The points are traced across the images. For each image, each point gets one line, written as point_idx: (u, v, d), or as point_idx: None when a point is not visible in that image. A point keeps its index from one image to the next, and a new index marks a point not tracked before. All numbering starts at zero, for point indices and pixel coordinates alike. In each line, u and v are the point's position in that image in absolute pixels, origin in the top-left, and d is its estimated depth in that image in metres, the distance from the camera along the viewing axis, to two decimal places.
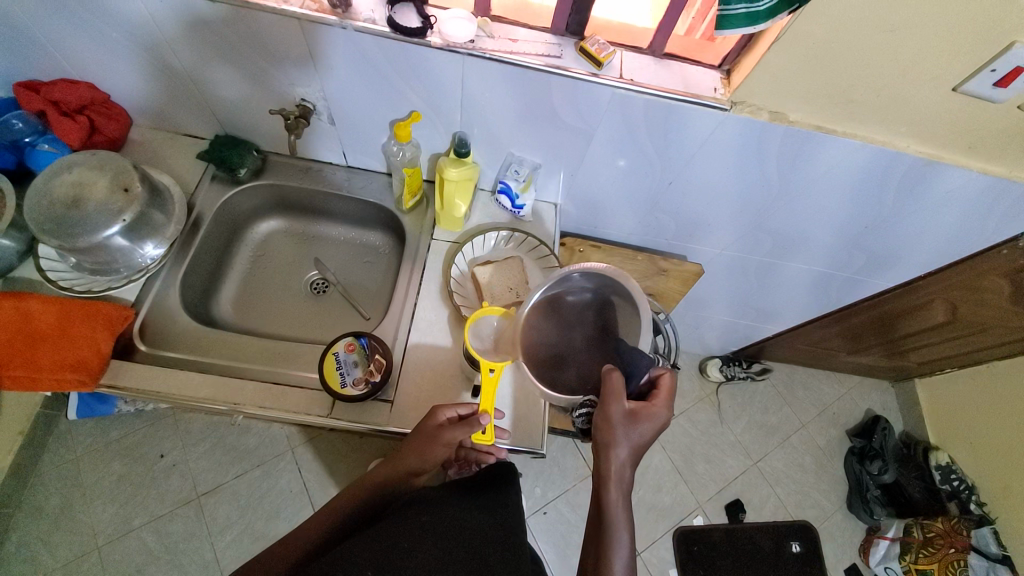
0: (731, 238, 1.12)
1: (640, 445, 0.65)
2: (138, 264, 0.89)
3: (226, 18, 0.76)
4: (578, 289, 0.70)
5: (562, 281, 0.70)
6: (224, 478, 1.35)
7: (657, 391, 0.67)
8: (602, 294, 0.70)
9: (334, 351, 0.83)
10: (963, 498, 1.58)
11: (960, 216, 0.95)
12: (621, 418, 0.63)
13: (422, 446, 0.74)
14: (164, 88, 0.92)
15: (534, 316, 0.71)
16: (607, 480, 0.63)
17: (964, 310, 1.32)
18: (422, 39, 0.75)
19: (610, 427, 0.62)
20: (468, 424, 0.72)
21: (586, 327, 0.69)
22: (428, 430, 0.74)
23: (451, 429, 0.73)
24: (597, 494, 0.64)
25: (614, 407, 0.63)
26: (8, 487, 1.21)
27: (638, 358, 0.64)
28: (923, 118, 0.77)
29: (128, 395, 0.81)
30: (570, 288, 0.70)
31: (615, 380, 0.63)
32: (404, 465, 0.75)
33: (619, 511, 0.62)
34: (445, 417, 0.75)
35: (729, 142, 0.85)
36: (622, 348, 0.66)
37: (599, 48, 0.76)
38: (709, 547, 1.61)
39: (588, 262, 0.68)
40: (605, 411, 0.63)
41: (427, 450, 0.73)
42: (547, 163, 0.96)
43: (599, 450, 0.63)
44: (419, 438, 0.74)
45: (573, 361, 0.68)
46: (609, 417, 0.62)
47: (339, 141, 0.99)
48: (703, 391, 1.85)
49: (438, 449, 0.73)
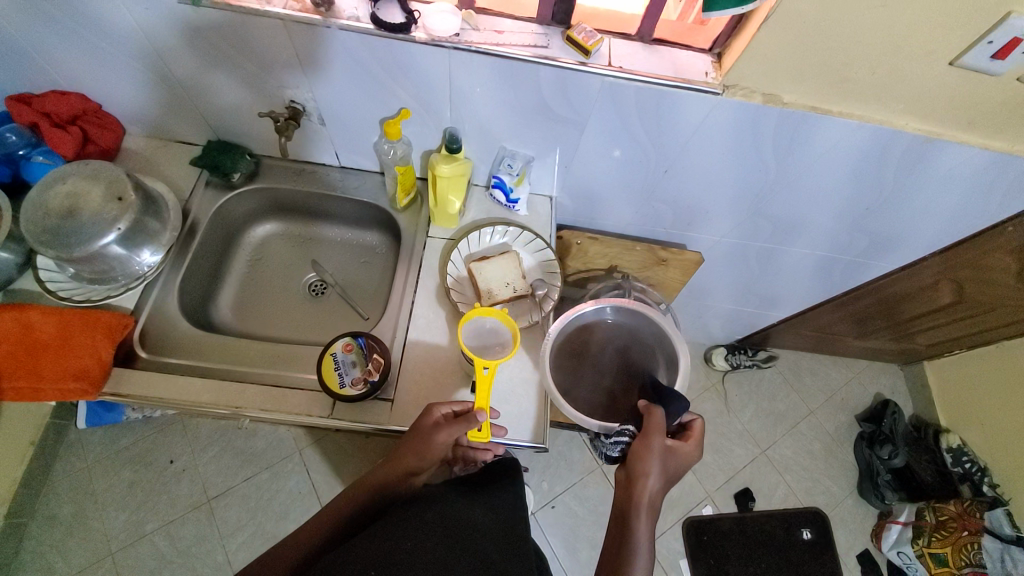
0: (731, 226, 1.11)
1: (670, 477, 0.70)
2: (135, 271, 0.89)
3: (211, 22, 0.76)
4: (614, 322, 0.89)
5: (603, 314, 0.89)
6: (234, 481, 1.45)
7: (690, 433, 0.75)
8: (634, 327, 0.88)
9: (332, 351, 0.81)
10: (975, 480, 1.56)
11: (961, 195, 0.94)
12: (660, 451, 0.69)
13: (419, 445, 0.74)
14: (155, 95, 0.93)
15: (572, 332, 0.88)
16: (636, 505, 0.67)
17: (970, 289, 1.31)
18: (407, 35, 0.74)
19: (649, 459, 0.68)
20: (464, 419, 0.73)
21: (622, 354, 0.86)
22: (424, 428, 0.75)
23: (448, 425, 0.73)
24: (625, 519, 0.68)
25: (655, 439, 0.70)
26: (23, 498, 1.32)
27: (679, 399, 0.74)
28: (919, 94, 0.75)
29: (133, 402, 0.81)
30: (607, 320, 0.89)
31: (657, 415, 0.72)
32: (402, 465, 0.74)
33: (645, 537, 0.66)
34: (440, 415, 0.76)
35: (723, 128, 0.83)
36: (661, 388, 0.77)
37: (586, 36, 0.74)
38: (719, 536, 1.61)
39: (624, 300, 0.88)
40: (647, 442, 0.70)
41: (425, 448, 0.73)
42: (539, 155, 0.95)
43: (632, 480, 0.68)
44: (416, 437, 0.75)
45: (612, 381, 0.84)
46: (651, 449, 0.69)
47: (330, 142, 0.98)
48: (708, 380, 1.85)
49: (435, 448, 0.73)
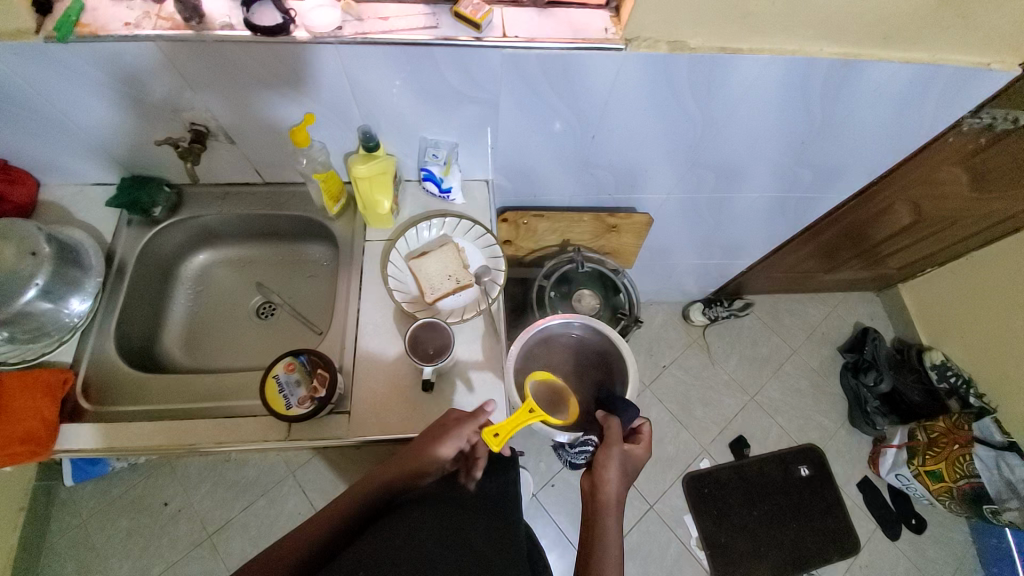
0: (675, 181, 1.09)
1: (629, 479, 0.75)
2: (66, 323, 0.86)
3: (82, 55, 0.72)
4: (575, 334, 0.93)
5: (565, 328, 0.92)
6: (232, 512, 1.45)
7: (640, 437, 0.81)
8: (593, 340, 0.92)
9: (274, 374, 0.78)
10: (961, 393, 1.57)
11: (893, 113, 0.93)
12: (620, 457, 0.74)
13: (427, 451, 0.72)
14: (53, 141, 0.88)
15: (535, 345, 0.91)
16: (602, 504, 0.71)
17: (927, 206, 1.30)
18: (288, 36, 0.70)
19: (611, 466, 0.72)
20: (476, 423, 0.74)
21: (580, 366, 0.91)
22: (433, 435, 0.74)
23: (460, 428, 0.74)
24: (593, 522, 0.71)
25: (614, 448, 0.74)
26: (22, 561, 1.32)
27: (630, 408, 0.79)
28: (826, 17, 0.73)
29: (110, 456, 0.79)
30: (570, 333, 0.93)
31: (615, 425, 0.76)
32: (407, 467, 0.72)
33: (614, 536, 0.69)
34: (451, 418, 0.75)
35: (638, 83, 0.81)
36: (616, 400, 0.81)
37: (474, 10, 0.71)
38: (720, 487, 1.63)
39: (585, 315, 0.91)
40: (608, 451, 0.74)
41: (433, 455, 0.71)
42: (462, 140, 0.92)
43: (597, 485, 0.72)
44: (424, 443, 0.73)
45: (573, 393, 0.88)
46: (612, 457, 0.73)
47: (246, 160, 0.95)
48: (690, 337, 1.84)
49: (443, 455, 0.71)
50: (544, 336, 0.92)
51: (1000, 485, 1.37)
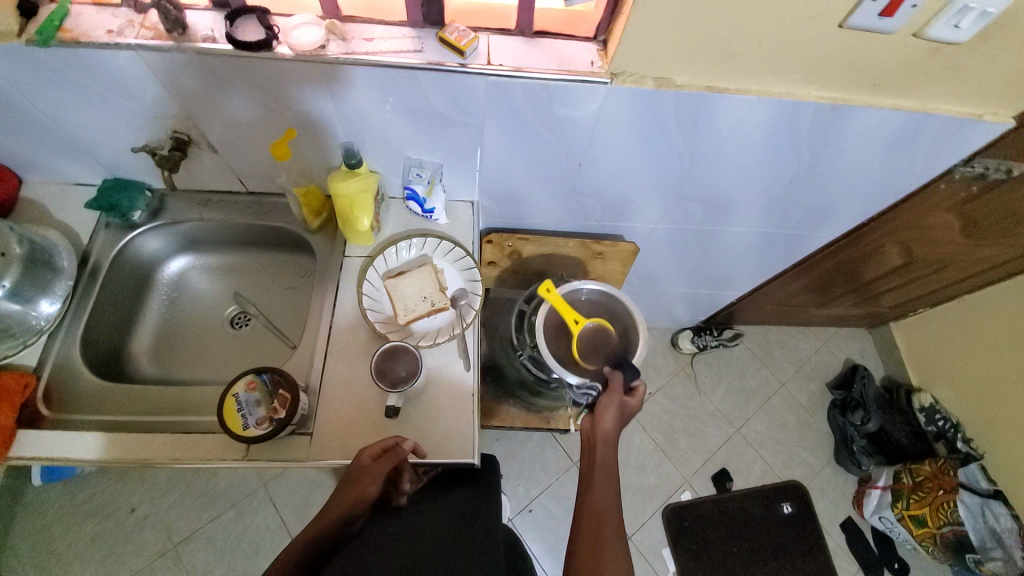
0: (663, 212, 1.07)
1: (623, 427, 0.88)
2: (31, 325, 0.85)
3: (62, 60, 0.72)
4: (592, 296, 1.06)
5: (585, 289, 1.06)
6: (200, 523, 1.42)
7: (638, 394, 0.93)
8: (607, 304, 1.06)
9: (234, 393, 0.76)
10: (949, 437, 1.56)
11: (882, 158, 0.92)
12: (618, 406, 0.88)
13: (353, 494, 0.72)
14: (34, 141, 0.88)
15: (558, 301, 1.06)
16: (596, 436, 0.85)
17: (919, 249, 1.29)
18: (270, 52, 0.70)
19: (610, 409, 0.86)
20: (394, 457, 0.74)
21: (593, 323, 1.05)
22: (352, 476, 0.74)
23: (379, 465, 0.73)
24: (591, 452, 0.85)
25: (615, 396, 0.88)
26: None
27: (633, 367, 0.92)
28: (815, 61, 0.73)
29: (58, 463, 0.78)
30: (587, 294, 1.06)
31: (618, 380, 0.91)
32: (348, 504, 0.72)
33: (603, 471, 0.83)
34: (368, 458, 0.74)
35: (624, 116, 0.80)
36: (621, 359, 0.95)
37: (459, 36, 0.71)
38: (701, 521, 1.59)
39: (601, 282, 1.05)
40: (609, 398, 0.88)
41: (361, 495, 0.72)
42: (447, 162, 0.92)
43: (596, 423, 0.86)
44: (347, 487, 0.73)
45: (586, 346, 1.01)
46: (611, 403, 0.87)
47: (229, 169, 0.94)
48: (677, 365, 1.81)
49: (369, 494, 0.72)
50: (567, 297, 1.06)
51: (984, 533, 1.38)
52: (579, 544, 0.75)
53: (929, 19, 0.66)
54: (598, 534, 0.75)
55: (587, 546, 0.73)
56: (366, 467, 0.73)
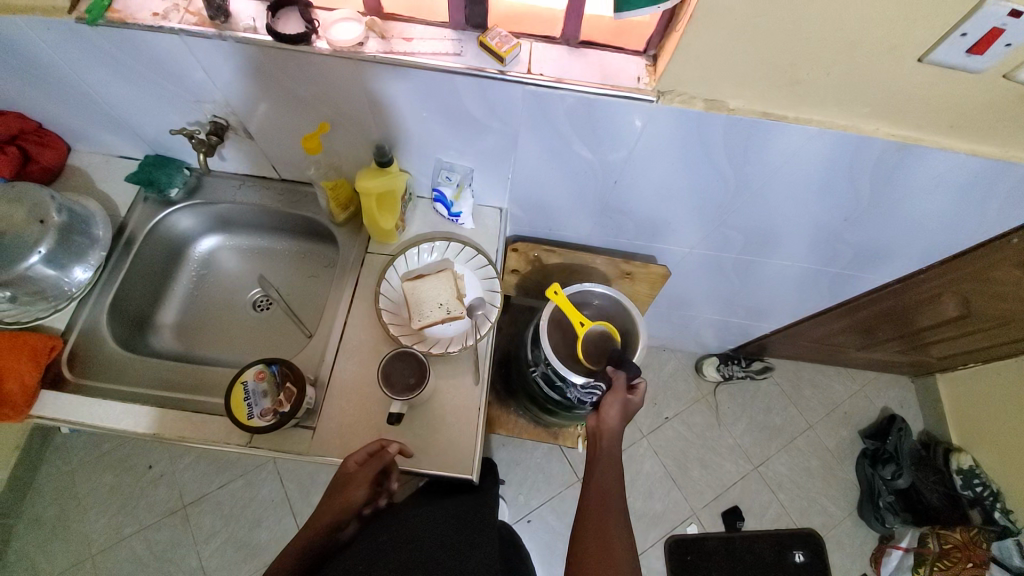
0: (699, 238, 1.02)
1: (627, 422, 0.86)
2: (64, 291, 0.87)
3: (111, 39, 0.73)
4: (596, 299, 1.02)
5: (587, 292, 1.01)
6: (209, 488, 1.46)
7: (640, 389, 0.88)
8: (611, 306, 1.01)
9: (243, 380, 0.77)
10: (986, 505, 1.45)
11: (950, 204, 0.84)
12: (617, 404, 0.85)
13: (339, 501, 0.73)
14: (84, 113, 0.90)
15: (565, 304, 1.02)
16: (601, 433, 0.84)
17: (979, 302, 1.18)
18: (309, 45, 0.69)
19: (611, 407, 0.84)
20: (377, 462, 0.73)
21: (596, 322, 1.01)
22: (340, 481, 0.74)
23: (364, 471, 0.73)
24: (595, 450, 0.84)
25: (616, 396, 0.85)
26: (9, 499, 1.37)
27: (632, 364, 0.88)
28: (886, 95, 0.66)
29: (71, 428, 0.81)
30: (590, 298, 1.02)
31: (619, 378, 0.87)
32: (333, 511, 0.73)
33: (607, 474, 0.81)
34: (353, 465, 0.74)
35: (667, 137, 0.75)
36: (623, 356, 0.91)
37: (500, 41, 0.68)
38: (704, 557, 1.53)
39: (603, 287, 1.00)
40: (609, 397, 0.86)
41: (347, 502, 0.73)
42: (478, 167, 0.89)
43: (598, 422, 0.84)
44: (334, 494, 0.74)
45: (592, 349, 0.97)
46: (611, 401, 0.85)
47: (263, 155, 0.95)
48: (699, 392, 1.74)
49: (355, 500, 0.73)
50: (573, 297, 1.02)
51: None
52: (585, 522, 0.75)
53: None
54: (605, 517, 0.74)
55: (592, 529, 0.73)
56: (351, 473, 0.74)
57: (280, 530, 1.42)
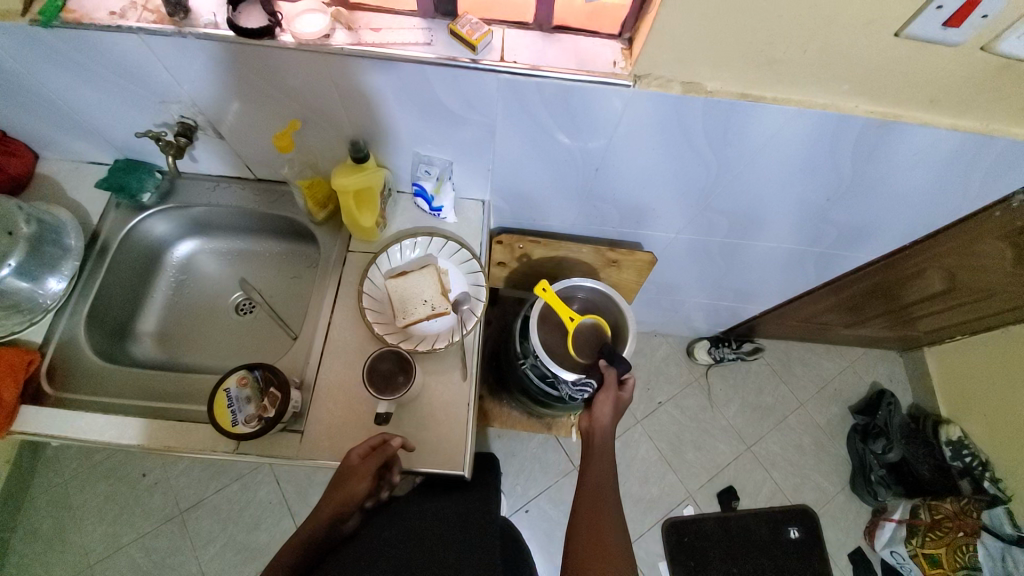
0: (683, 222, 1.01)
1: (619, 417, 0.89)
2: (39, 303, 0.86)
3: (68, 42, 0.70)
4: (584, 294, 1.02)
5: (574, 288, 1.01)
6: (205, 493, 1.45)
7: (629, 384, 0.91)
8: (599, 299, 1.01)
9: (225, 387, 0.75)
10: (976, 475, 1.46)
11: (933, 180, 0.83)
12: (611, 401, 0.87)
13: (341, 495, 0.70)
14: (47, 119, 0.87)
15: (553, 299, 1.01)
16: (594, 431, 0.87)
17: (963, 275, 1.19)
18: (274, 39, 0.66)
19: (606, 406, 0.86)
20: (382, 454, 0.71)
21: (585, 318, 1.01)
22: (342, 475, 0.72)
23: (367, 464, 0.71)
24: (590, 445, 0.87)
25: (609, 394, 0.88)
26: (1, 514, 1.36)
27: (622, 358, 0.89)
28: (864, 72, 0.65)
29: (54, 442, 0.79)
30: (577, 295, 1.02)
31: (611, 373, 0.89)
32: (334, 507, 0.70)
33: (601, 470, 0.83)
34: (356, 455, 0.72)
35: (646, 122, 0.74)
36: (613, 350, 0.91)
37: (472, 29, 0.66)
38: (702, 538, 1.55)
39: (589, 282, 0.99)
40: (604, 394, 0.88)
41: (349, 495, 0.70)
42: (457, 159, 0.87)
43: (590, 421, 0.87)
44: (336, 488, 0.71)
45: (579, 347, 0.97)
46: (605, 399, 0.87)
47: (237, 155, 0.92)
48: (691, 375, 1.75)
49: (357, 493, 0.70)
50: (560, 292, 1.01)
51: None
52: (579, 523, 0.76)
53: (1002, 32, 0.57)
54: (599, 520, 0.75)
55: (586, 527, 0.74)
56: (354, 465, 0.71)
57: (279, 532, 1.42)
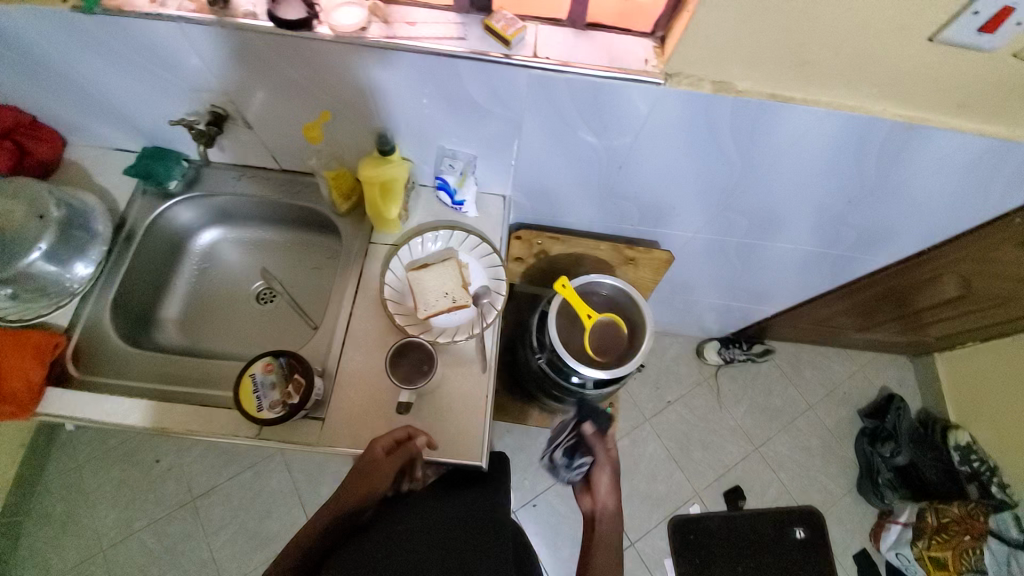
0: (703, 222, 1.01)
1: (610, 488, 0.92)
2: (65, 287, 0.87)
3: (106, 29, 0.71)
4: (603, 291, 1.02)
5: (594, 284, 1.01)
6: (218, 480, 1.47)
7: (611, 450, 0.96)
8: (618, 296, 1.01)
9: (251, 372, 0.76)
10: (983, 480, 1.46)
11: (956, 185, 0.83)
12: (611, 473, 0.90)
13: (364, 487, 0.74)
14: (78, 105, 0.88)
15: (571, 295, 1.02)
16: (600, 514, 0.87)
17: (979, 282, 1.19)
18: (310, 31, 0.67)
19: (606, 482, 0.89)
20: (407, 453, 0.75)
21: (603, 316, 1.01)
22: (365, 468, 0.75)
23: (390, 461, 0.75)
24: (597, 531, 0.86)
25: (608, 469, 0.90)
26: (17, 496, 1.38)
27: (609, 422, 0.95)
28: (894, 76, 0.65)
29: (78, 424, 0.80)
30: (596, 291, 1.02)
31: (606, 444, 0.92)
32: (356, 496, 0.74)
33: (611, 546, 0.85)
34: (380, 449, 0.75)
35: (673, 120, 0.75)
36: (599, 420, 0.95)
37: (506, 24, 0.67)
38: (707, 536, 1.56)
39: (609, 278, 0.98)
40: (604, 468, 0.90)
41: (372, 489, 0.74)
42: (481, 154, 0.88)
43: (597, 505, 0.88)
44: (359, 479, 0.75)
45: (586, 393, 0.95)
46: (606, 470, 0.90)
47: (264, 145, 0.93)
48: (701, 375, 1.75)
49: (380, 487, 0.74)
50: (580, 288, 1.01)
51: None
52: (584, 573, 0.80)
53: None
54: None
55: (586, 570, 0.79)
56: (377, 460, 0.75)
57: (290, 519, 1.43)
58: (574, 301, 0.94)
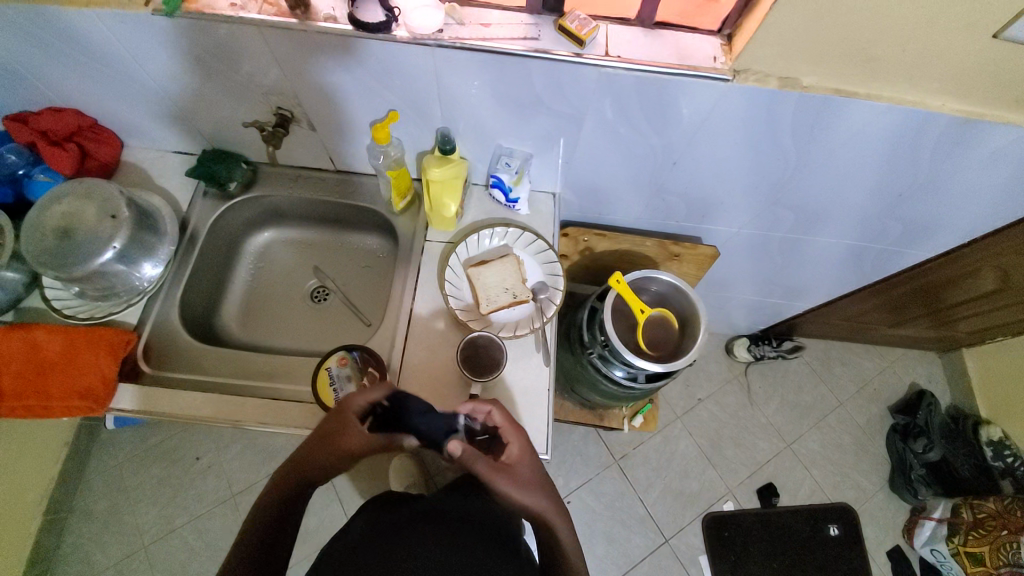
0: (750, 217, 1.03)
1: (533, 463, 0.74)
2: (135, 286, 0.89)
3: (187, 33, 0.74)
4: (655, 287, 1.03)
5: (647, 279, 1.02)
6: (257, 477, 1.49)
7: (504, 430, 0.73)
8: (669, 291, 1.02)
9: (327, 367, 0.81)
10: (1018, 474, 1.44)
11: (1009, 178, 0.85)
12: (505, 474, 0.70)
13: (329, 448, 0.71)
14: (146, 109, 0.91)
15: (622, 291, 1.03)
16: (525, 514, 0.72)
17: (1016, 276, 1.20)
18: (388, 34, 0.70)
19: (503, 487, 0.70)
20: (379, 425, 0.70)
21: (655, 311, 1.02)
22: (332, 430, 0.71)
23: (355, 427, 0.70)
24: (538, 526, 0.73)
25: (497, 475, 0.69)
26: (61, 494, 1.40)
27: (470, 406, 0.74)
28: (959, 71, 0.67)
29: (151, 419, 0.82)
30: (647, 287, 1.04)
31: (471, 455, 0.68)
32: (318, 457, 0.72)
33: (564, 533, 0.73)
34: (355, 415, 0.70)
35: (736, 115, 0.76)
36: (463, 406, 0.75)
37: (580, 24, 0.69)
38: (741, 532, 1.56)
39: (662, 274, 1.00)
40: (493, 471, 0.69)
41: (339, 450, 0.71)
42: (538, 152, 0.90)
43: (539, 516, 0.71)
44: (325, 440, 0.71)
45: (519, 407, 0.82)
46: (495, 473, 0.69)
47: (324, 146, 0.95)
48: (730, 372, 1.77)
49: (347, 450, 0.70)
50: (632, 283, 1.02)
51: None
52: None
53: None
54: None
55: None
56: (357, 433, 0.70)
57: (328, 515, 1.45)
58: (628, 297, 0.94)
